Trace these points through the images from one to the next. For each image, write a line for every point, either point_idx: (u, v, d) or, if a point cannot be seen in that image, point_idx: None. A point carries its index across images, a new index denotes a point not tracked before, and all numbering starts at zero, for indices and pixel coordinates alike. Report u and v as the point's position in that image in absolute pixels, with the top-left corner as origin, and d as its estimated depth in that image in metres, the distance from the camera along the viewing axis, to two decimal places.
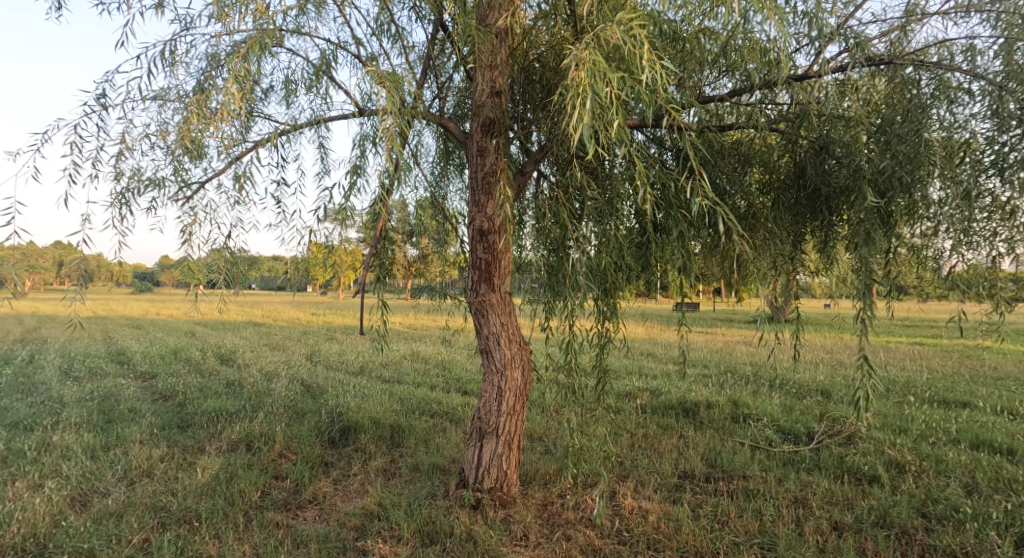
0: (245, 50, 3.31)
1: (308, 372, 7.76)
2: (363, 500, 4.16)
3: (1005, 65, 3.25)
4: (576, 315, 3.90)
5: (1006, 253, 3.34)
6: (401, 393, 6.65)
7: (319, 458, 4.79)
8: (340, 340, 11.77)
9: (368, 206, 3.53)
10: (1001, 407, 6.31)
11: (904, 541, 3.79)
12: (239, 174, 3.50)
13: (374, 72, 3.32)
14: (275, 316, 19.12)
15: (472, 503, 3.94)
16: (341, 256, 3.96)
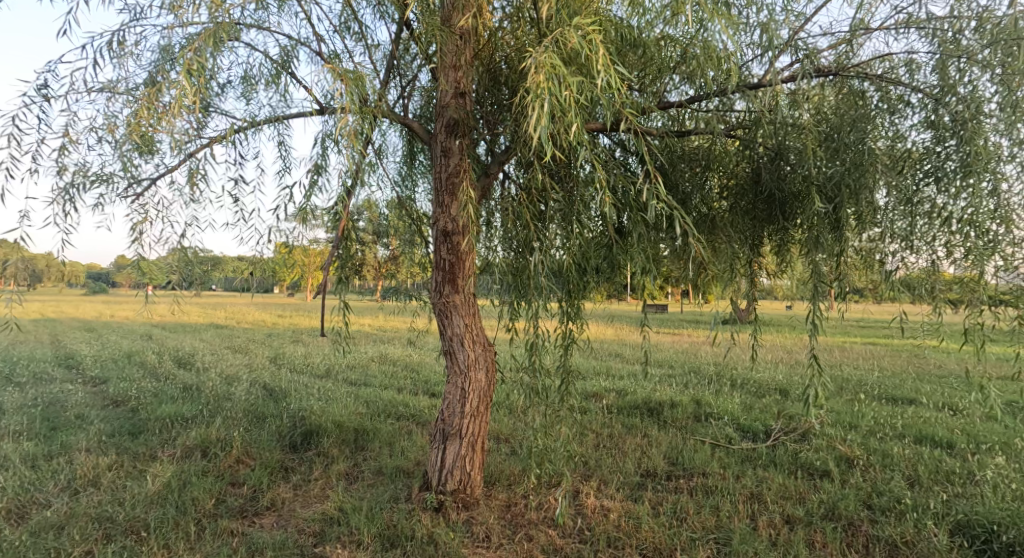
0: (199, 44, 3.25)
1: (270, 376, 7.63)
2: (322, 505, 4.12)
3: (940, 79, 3.42)
4: (541, 316, 3.93)
5: (944, 254, 3.51)
6: (367, 396, 6.60)
7: (278, 463, 4.73)
8: (304, 342, 11.59)
9: (329, 206, 3.50)
10: (943, 403, 6.61)
11: (850, 532, 3.94)
12: (193, 172, 3.44)
13: (333, 69, 3.28)
14: (239, 317, 18.74)
15: (434, 506, 3.94)
16: (302, 256, 3.91)
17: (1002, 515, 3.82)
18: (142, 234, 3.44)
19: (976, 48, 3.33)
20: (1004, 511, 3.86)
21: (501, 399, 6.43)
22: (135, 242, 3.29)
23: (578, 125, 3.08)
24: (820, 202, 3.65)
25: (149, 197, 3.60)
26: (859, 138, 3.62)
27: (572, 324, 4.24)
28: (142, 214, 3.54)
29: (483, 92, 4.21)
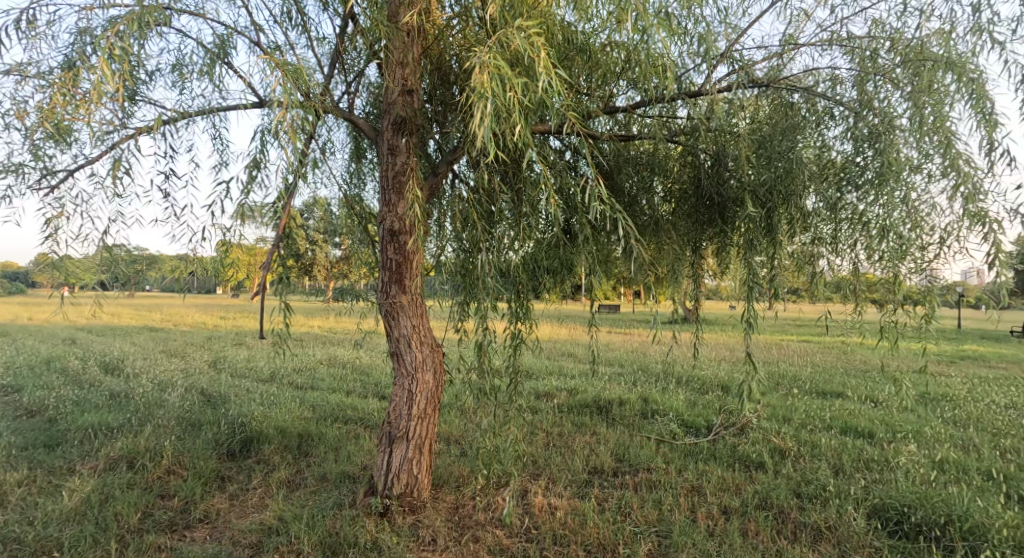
0: (122, 28, 3.17)
1: (208, 381, 7.40)
2: (261, 514, 4.06)
3: (859, 95, 3.65)
4: (489, 317, 3.99)
5: (863, 257, 3.82)
6: (313, 400, 6.50)
7: (213, 473, 4.63)
8: (248, 345, 11.28)
9: (269, 204, 3.43)
10: (865, 395, 7.05)
11: (781, 520, 4.16)
12: (115, 164, 3.35)
13: (271, 61, 3.22)
14: (177, 319, 18.03)
15: (380, 510, 3.94)
16: (240, 254, 3.68)
17: (916, 499, 4.12)
18: (58, 229, 3.31)
19: (890, 67, 3.58)
20: (918, 495, 4.16)
21: (449, 400, 6.45)
22: (49, 239, 3.18)
23: (521, 127, 3.14)
24: (752, 206, 3.84)
25: (65, 189, 3.48)
26: (790, 147, 3.82)
27: (521, 324, 4.33)
28: (57, 207, 3.41)
29: (431, 90, 4.20)
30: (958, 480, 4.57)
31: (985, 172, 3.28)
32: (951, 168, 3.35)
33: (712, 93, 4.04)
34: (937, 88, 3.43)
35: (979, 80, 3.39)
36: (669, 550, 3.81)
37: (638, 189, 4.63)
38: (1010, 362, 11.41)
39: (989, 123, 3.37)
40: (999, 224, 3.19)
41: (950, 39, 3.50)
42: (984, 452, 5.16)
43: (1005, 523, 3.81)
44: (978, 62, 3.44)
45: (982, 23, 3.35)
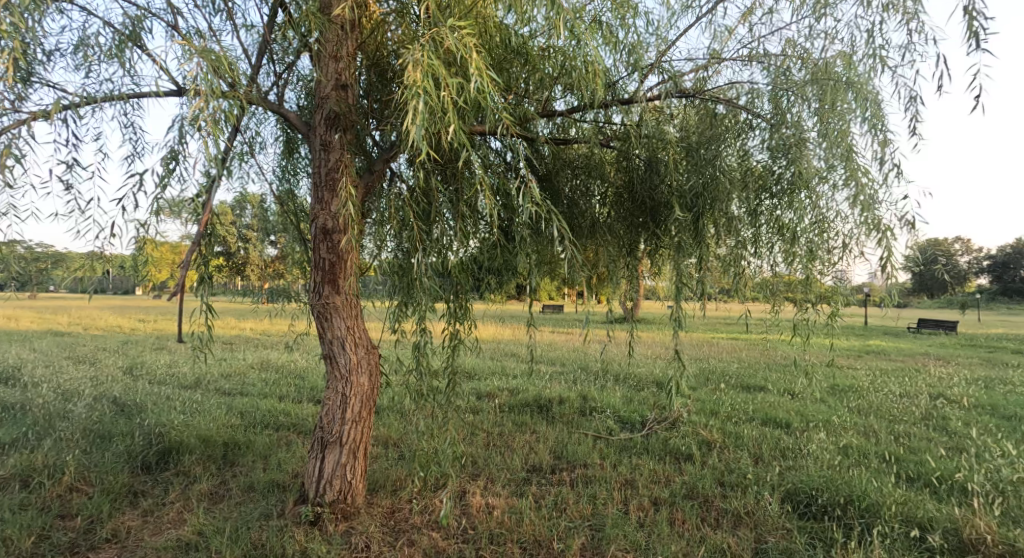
0: (12, 4, 3.02)
1: (122, 390, 7.03)
2: (178, 530, 3.92)
3: (774, 109, 3.93)
4: (427, 318, 4.00)
5: (780, 261, 4.06)
6: (242, 407, 6.31)
7: (124, 488, 4.41)
8: (170, 350, 10.77)
9: (187, 199, 3.29)
10: (784, 389, 7.50)
11: (705, 508, 4.39)
12: (6, 151, 3.18)
13: (188, 47, 3.10)
14: (90, 322, 16.99)
15: (311, 519, 3.84)
16: (158, 250, 3.49)
17: (822, 483, 4.45)
18: None
19: (798, 83, 3.86)
20: (823, 479, 4.50)
21: (385, 403, 6.40)
22: None
23: (453, 128, 3.20)
24: (678, 209, 4.03)
25: None
26: (714, 154, 4.04)
27: (459, 324, 4.40)
28: None
29: (368, 86, 4.11)
30: (859, 463, 4.96)
31: (879, 183, 3.61)
32: (851, 179, 3.66)
33: (644, 100, 4.21)
34: (840, 105, 3.73)
35: (875, 99, 3.72)
36: (601, 543, 3.95)
37: (577, 193, 4.76)
38: (910, 355, 12.42)
39: (882, 139, 3.71)
40: (891, 231, 3.54)
41: (851, 61, 3.83)
42: (883, 437, 5.62)
43: (896, 500, 4.19)
44: (875, 82, 3.76)
45: (877, 48, 3.69)
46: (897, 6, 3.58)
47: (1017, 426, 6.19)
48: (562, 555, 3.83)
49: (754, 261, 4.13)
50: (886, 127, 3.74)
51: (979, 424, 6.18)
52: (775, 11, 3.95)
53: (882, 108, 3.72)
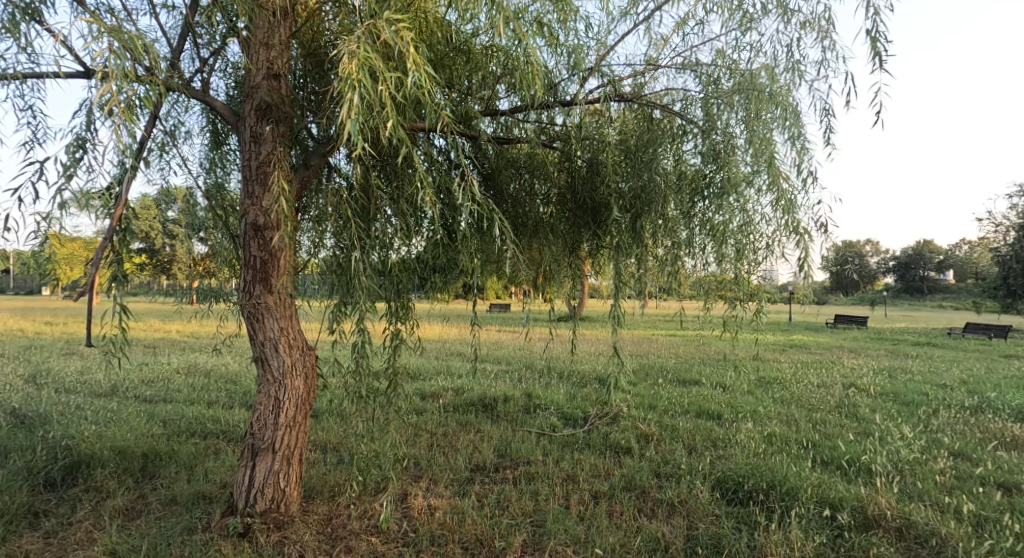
0: None
1: (26, 401, 6.51)
2: (87, 551, 3.66)
3: (704, 115, 4.09)
4: (366, 318, 3.91)
5: (712, 261, 4.21)
6: (165, 415, 5.98)
7: (25, 507, 4.08)
8: (82, 356, 10.07)
9: (96, 189, 3.09)
10: (717, 382, 7.78)
11: (642, 499, 4.50)
12: None
13: (97, 26, 2.92)
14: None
15: (240, 531, 3.68)
16: (63, 243, 3.27)
17: (748, 470, 4.66)
18: None
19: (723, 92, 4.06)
20: (749, 466, 4.71)
21: (323, 406, 6.23)
22: None
23: (391, 123, 3.15)
24: (614, 208, 4.12)
25: None
26: (650, 157, 4.16)
27: (400, 324, 4.41)
28: None
29: (304, 76, 3.96)
30: (781, 450, 5.22)
31: (798, 189, 3.89)
32: (774, 184, 3.90)
33: (583, 103, 4.27)
34: (764, 113, 3.93)
35: (794, 110, 3.96)
36: (542, 539, 3.99)
37: (522, 193, 4.74)
38: (827, 348, 13.14)
39: (800, 147, 3.96)
40: (808, 234, 3.88)
41: (774, 73, 4.06)
42: (802, 425, 5.92)
43: (812, 483, 4.44)
44: (794, 94, 4.01)
45: (794, 61, 3.96)
46: (812, 24, 3.85)
47: (916, 411, 6.67)
48: (503, 553, 3.84)
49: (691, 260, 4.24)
50: (803, 137, 3.99)
51: (884, 410, 6.61)
52: (705, 23, 4.13)
53: (800, 119, 3.97)
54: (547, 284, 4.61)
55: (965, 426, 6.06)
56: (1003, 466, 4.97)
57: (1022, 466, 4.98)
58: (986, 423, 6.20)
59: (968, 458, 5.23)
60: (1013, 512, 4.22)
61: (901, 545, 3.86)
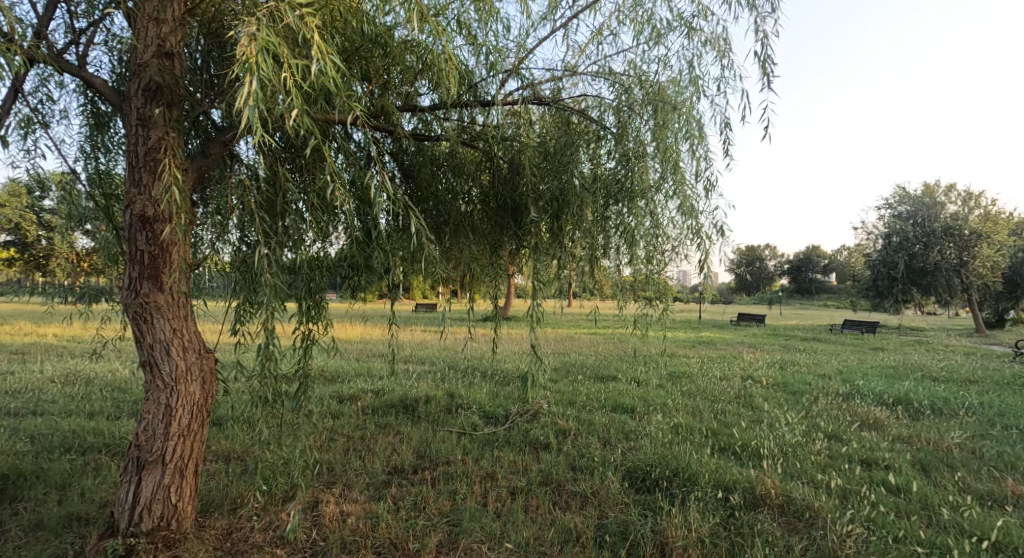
0: None
1: None
2: None
3: (617, 122, 4.22)
4: (272, 320, 3.69)
5: (625, 262, 4.33)
6: (38, 430, 5.41)
7: None
8: None
9: None
10: (632, 378, 7.99)
11: (558, 492, 4.54)
12: None
13: None
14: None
15: (122, 553, 3.35)
16: None
17: (655, 459, 4.82)
18: None
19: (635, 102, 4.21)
20: (655, 456, 4.87)
21: (227, 413, 5.86)
22: None
23: (293, 112, 3.00)
24: (531, 208, 4.11)
25: None
26: (567, 162, 4.22)
27: (312, 324, 4.26)
28: None
29: (203, 58, 3.68)
30: (687, 439, 5.42)
31: (699, 197, 4.21)
32: (679, 191, 4.12)
33: (502, 103, 4.23)
34: (668, 121, 4.12)
35: (698, 123, 4.23)
36: (456, 538, 3.92)
37: (443, 191, 4.66)
38: (728, 344, 13.89)
39: (701, 156, 4.22)
40: (707, 237, 4.23)
41: (680, 86, 4.29)
42: (705, 415, 6.17)
43: (711, 469, 4.65)
44: (696, 107, 4.27)
45: (696, 77, 4.25)
46: (712, 43, 4.15)
47: (801, 398, 7.14)
48: (417, 555, 3.74)
49: (612, 262, 4.34)
50: (704, 147, 4.26)
51: (775, 399, 7.02)
52: (618, 34, 4.27)
53: (702, 131, 4.25)
54: (475, 285, 4.65)
55: (838, 411, 6.55)
56: (865, 443, 5.40)
57: (880, 443, 5.44)
58: (855, 407, 6.74)
59: (839, 438, 5.65)
60: (872, 484, 4.59)
61: (783, 519, 4.10)
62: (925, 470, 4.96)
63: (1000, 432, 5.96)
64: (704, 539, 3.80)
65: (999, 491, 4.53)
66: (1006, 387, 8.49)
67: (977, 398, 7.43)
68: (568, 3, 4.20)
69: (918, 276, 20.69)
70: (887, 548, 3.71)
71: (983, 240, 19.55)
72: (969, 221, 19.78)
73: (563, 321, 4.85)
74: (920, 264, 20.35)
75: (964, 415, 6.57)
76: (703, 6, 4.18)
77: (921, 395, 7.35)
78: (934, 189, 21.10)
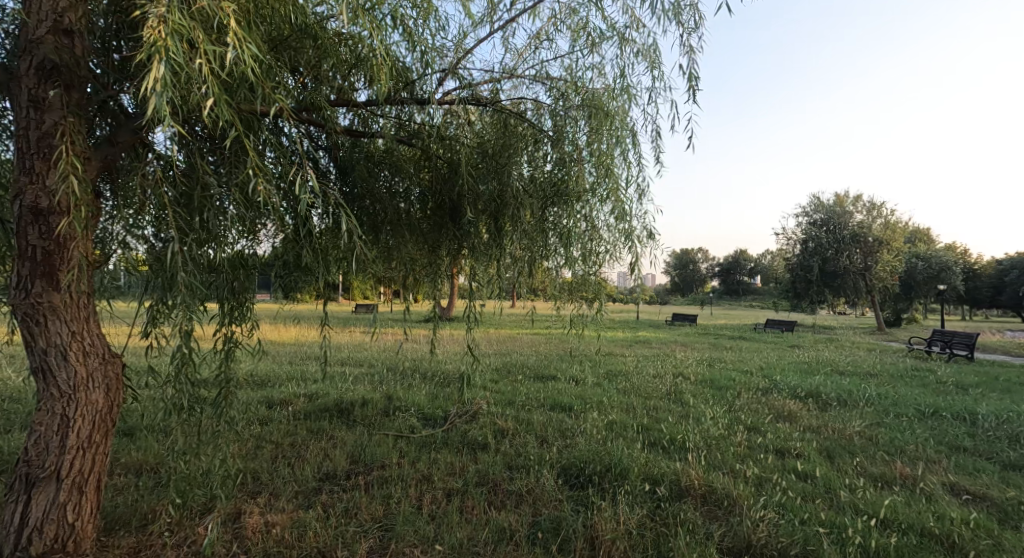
0: None
1: None
2: None
3: (553, 126, 4.22)
4: (189, 323, 3.45)
5: (563, 262, 4.32)
6: None
7: None
8: None
9: None
10: (571, 377, 8.03)
11: (493, 492, 4.47)
12: None
13: None
14: None
15: None
16: None
17: (590, 456, 4.85)
18: None
19: (573, 107, 4.21)
20: (590, 453, 4.89)
21: (140, 421, 5.48)
22: None
23: (207, 99, 2.83)
24: (468, 208, 4.01)
25: None
26: (505, 163, 4.15)
27: (234, 326, 4.03)
28: None
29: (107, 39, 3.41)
30: (620, 435, 5.48)
31: (632, 203, 4.28)
32: (612, 194, 4.16)
33: (439, 103, 4.14)
34: (603, 127, 4.15)
35: (630, 130, 4.29)
36: (389, 543, 3.79)
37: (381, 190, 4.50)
38: (661, 343, 14.20)
39: (632, 162, 4.29)
40: (639, 240, 4.29)
41: (614, 94, 4.32)
42: (638, 412, 6.26)
43: (641, 463, 4.72)
44: (629, 115, 4.32)
45: (628, 86, 4.30)
46: (644, 54, 4.20)
47: (726, 393, 7.36)
48: None
49: (553, 263, 4.32)
50: (637, 154, 4.32)
51: (704, 394, 7.21)
52: (555, 40, 4.27)
53: (634, 138, 4.31)
54: (416, 286, 4.54)
55: (759, 404, 6.80)
56: (780, 434, 5.62)
57: (792, 433, 5.67)
58: (773, 400, 7.02)
59: (758, 430, 5.84)
60: (783, 471, 4.76)
61: (704, 508, 4.18)
62: (829, 456, 5.20)
63: (893, 420, 6.34)
64: (631, 531, 3.81)
65: (889, 473, 4.78)
66: (898, 379, 9.09)
67: (875, 390, 7.90)
68: (507, 5, 4.16)
69: (830, 278, 21.92)
70: (794, 530, 3.82)
71: (884, 246, 20.96)
72: (872, 230, 21.15)
73: (504, 322, 4.79)
74: (832, 267, 21.58)
75: (864, 405, 6.97)
76: (635, 17, 4.22)
77: (830, 388, 7.75)
78: (843, 200, 22.23)
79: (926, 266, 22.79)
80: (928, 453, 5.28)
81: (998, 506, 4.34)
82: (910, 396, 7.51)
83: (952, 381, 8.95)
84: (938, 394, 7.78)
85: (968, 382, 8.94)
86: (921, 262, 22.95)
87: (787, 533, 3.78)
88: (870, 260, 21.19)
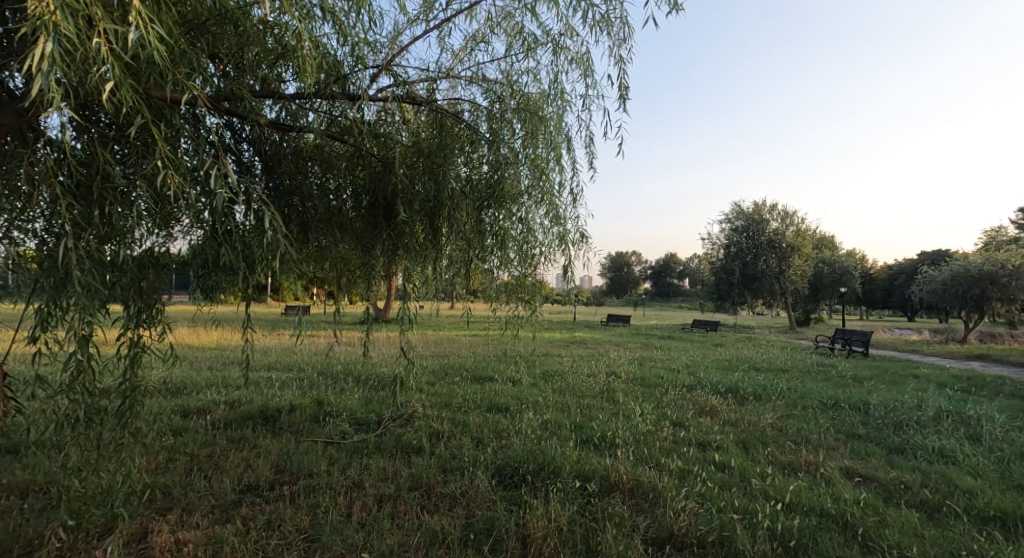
0: None
1: None
2: None
3: (489, 128, 4.14)
4: (87, 327, 3.12)
5: (499, 264, 4.24)
6: None
7: None
8: None
9: None
10: (509, 378, 7.94)
11: (427, 496, 4.32)
12: None
13: None
14: None
15: None
16: None
17: (522, 456, 4.79)
18: None
19: (509, 110, 4.15)
20: (525, 453, 4.83)
21: (31, 436, 4.98)
22: None
23: (107, 83, 2.57)
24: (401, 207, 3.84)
25: None
26: (442, 162, 3.99)
27: (142, 330, 3.68)
28: None
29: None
30: (555, 434, 5.45)
31: (565, 207, 4.32)
32: (543, 200, 4.18)
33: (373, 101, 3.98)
34: (538, 131, 4.12)
35: (564, 136, 4.27)
36: (314, 554, 3.59)
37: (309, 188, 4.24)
38: (597, 342, 14.35)
39: (564, 167, 4.28)
40: (572, 243, 4.33)
41: (549, 100, 4.28)
42: (572, 411, 6.25)
43: (572, 461, 4.70)
44: (563, 120, 4.30)
45: (563, 92, 4.28)
46: (578, 62, 4.19)
47: (654, 391, 7.48)
48: None
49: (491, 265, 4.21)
50: (570, 159, 4.32)
51: (634, 392, 7.30)
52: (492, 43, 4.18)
53: (568, 144, 4.29)
54: (348, 288, 4.33)
55: (683, 400, 6.94)
56: (702, 428, 5.75)
57: (713, 426, 5.82)
58: (696, 396, 7.19)
59: (682, 425, 5.94)
60: (703, 462, 4.85)
61: (631, 502, 4.20)
62: (746, 448, 5.35)
63: (801, 411, 6.62)
64: (561, 527, 3.77)
65: (796, 461, 4.96)
66: (807, 373, 9.56)
67: (787, 384, 8.25)
68: (443, 4, 4.05)
69: (750, 281, 22.89)
70: (711, 517, 3.88)
71: (795, 253, 22.24)
72: (786, 235, 22.26)
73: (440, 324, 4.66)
74: (751, 271, 22.51)
75: (775, 399, 7.26)
76: (570, 24, 4.20)
77: (748, 383, 8.04)
78: (763, 209, 23.08)
79: (831, 269, 24.28)
80: (829, 440, 5.53)
81: (883, 486, 4.57)
82: (818, 389, 7.89)
83: (852, 374, 9.50)
84: (842, 387, 8.22)
85: (864, 375, 9.51)
86: (828, 265, 24.38)
87: (704, 521, 3.84)
88: (785, 265, 22.31)
